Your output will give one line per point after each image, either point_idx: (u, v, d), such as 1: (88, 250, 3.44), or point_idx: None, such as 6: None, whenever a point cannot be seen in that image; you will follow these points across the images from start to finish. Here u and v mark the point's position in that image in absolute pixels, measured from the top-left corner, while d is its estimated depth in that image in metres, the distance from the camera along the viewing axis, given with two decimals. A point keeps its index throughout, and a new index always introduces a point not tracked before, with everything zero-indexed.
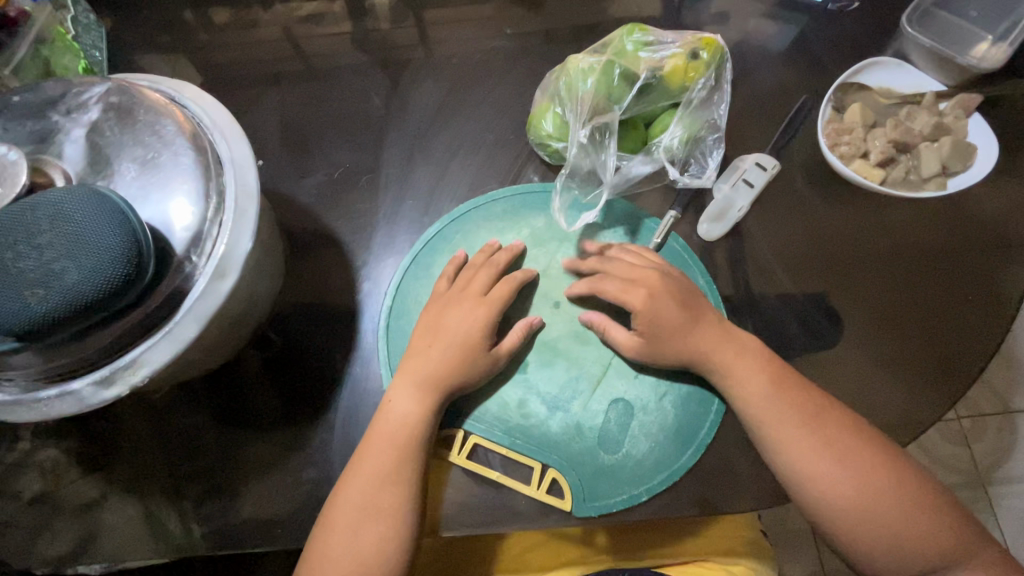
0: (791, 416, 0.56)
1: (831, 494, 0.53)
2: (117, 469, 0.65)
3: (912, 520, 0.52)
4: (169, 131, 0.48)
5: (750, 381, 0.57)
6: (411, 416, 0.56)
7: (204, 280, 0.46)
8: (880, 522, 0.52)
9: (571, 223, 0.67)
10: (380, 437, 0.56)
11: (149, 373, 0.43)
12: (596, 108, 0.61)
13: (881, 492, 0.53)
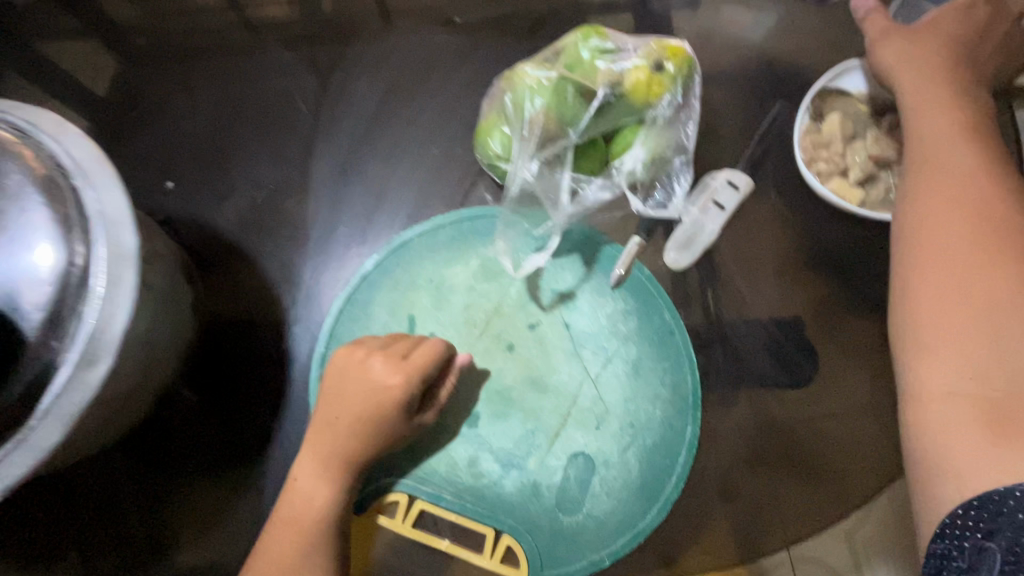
0: None
1: None
2: (20, 546, 0.57)
3: None
4: (14, 181, 0.40)
5: None
6: (342, 488, 0.50)
7: (67, 369, 0.37)
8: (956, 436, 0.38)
9: (517, 266, 0.60)
10: (308, 514, 0.49)
11: (3, 490, 0.36)
12: (547, 134, 0.53)
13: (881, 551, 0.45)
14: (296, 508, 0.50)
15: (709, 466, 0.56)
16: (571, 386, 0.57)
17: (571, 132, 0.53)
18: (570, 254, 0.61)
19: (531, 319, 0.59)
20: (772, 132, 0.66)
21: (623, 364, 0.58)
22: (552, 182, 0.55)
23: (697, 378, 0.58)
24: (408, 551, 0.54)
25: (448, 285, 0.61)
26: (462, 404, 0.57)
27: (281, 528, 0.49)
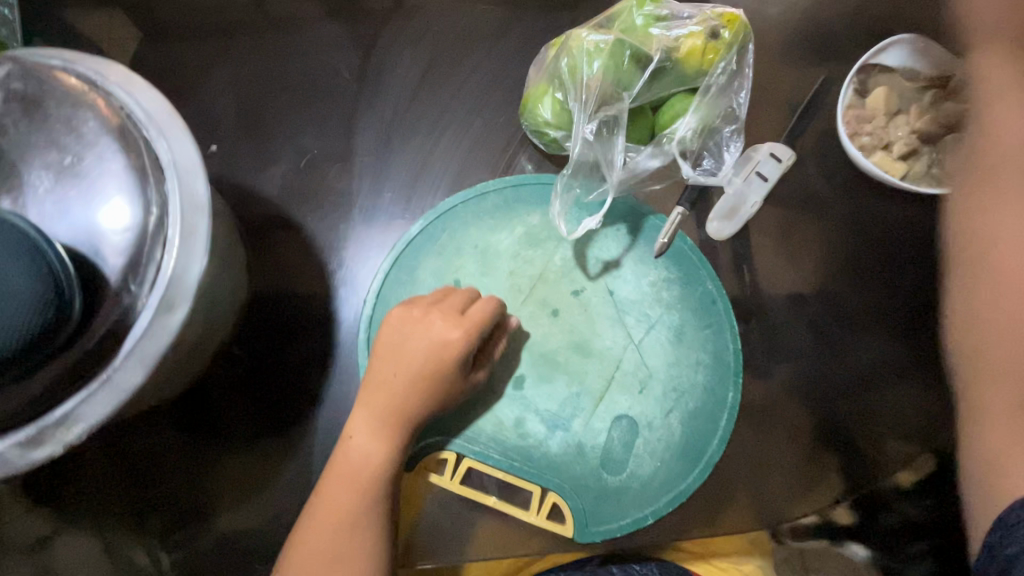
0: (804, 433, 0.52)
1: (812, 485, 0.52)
2: (71, 500, 0.59)
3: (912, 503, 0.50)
4: (91, 129, 0.39)
5: None
6: (396, 446, 0.51)
7: (149, 314, 0.38)
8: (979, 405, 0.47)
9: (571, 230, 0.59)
10: (359, 468, 0.50)
11: (89, 430, 0.37)
12: (603, 98, 0.53)
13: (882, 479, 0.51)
14: (346, 461, 0.50)
15: (747, 431, 0.57)
16: (615, 351, 0.58)
17: (627, 97, 0.54)
18: (617, 221, 0.61)
19: (575, 285, 0.60)
20: (818, 106, 0.65)
21: (665, 331, 0.59)
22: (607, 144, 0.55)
23: (738, 345, 0.59)
24: (455, 506, 0.55)
25: (493, 251, 0.62)
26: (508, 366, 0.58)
27: (332, 481, 0.50)
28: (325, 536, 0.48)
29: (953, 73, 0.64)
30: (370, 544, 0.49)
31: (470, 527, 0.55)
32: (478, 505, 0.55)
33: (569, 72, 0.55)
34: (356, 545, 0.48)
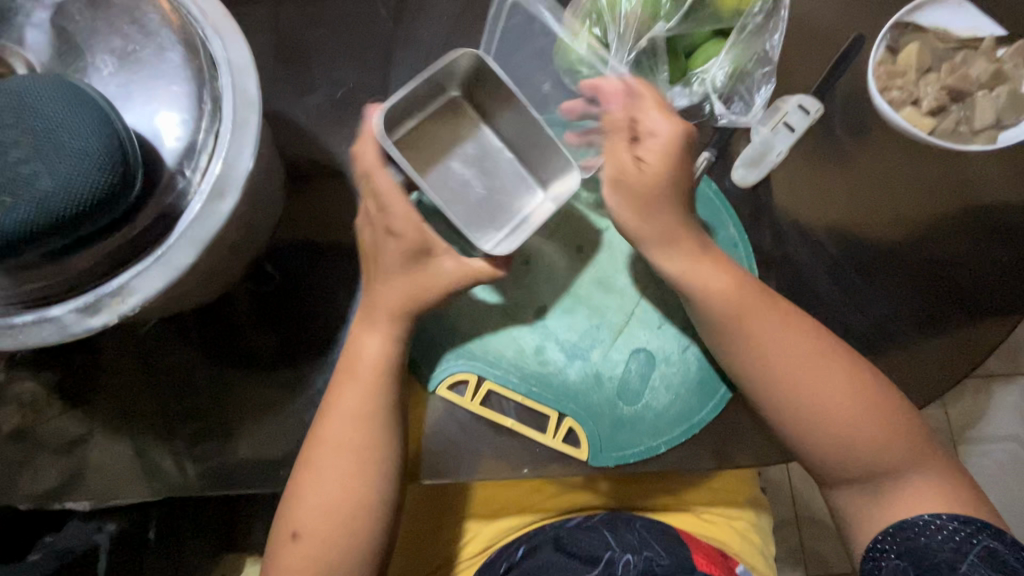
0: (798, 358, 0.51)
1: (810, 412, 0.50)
2: (104, 404, 0.61)
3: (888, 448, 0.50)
4: (152, 21, 0.41)
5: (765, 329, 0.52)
6: (399, 344, 0.53)
7: (200, 200, 0.40)
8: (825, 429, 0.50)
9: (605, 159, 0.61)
10: (367, 370, 0.52)
11: (140, 302, 0.38)
12: (639, 31, 0.57)
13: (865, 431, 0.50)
14: (356, 370, 0.52)
15: None
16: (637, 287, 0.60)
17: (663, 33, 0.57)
18: None
19: (600, 224, 0.61)
20: (849, 62, 0.66)
21: None
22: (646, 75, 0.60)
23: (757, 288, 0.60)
24: (474, 427, 0.57)
25: None
26: (531, 297, 0.60)
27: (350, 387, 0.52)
28: (340, 436, 0.51)
29: (983, 35, 0.65)
30: (381, 452, 0.51)
31: (487, 447, 0.57)
32: (496, 427, 0.57)
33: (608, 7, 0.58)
34: (375, 446, 0.51)
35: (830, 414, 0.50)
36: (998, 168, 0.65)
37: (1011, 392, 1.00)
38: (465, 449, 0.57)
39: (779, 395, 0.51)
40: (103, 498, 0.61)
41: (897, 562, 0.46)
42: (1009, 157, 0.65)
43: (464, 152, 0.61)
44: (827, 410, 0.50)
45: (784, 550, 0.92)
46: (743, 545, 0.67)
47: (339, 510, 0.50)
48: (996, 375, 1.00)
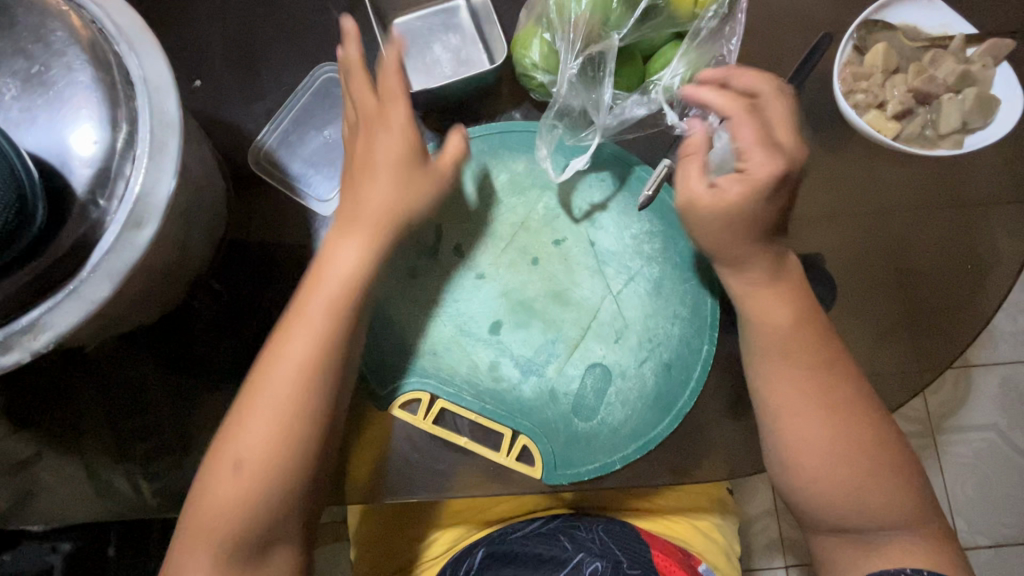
0: (812, 406, 0.50)
1: (808, 462, 0.50)
2: (53, 424, 0.60)
3: (889, 506, 0.49)
4: (58, 39, 0.39)
5: (787, 378, 0.51)
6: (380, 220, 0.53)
7: (116, 229, 0.38)
8: (824, 477, 0.50)
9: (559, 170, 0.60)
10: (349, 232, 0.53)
11: (55, 338, 0.37)
12: (590, 36, 0.54)
13: (865, 481, 0.49)
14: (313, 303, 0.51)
15: (720, 384, 0.58)
16: (593, 300, 0.59)
17: (614, 36, 0.54)
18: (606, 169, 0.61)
19: (556, 235, 0.60)
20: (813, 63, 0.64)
21: (645, 283, 0.59)
22: (591, 85, 0.56)
23: (717, 300, 0.58)
24: (428, 445, 0.56)
25: (476, 197, 0.61)
26: (485, 312, 0.58)
27: (305, 326, 0.50)
28: (294, 365, 0.50)
29: (953, 33, 0.63)
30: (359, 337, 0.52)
31: (442, 465, 0.56)
32: (451, 445, 0.56)
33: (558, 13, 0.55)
34: None
35: (816, 437, 0.50)
36: (957, 170, 0.64)
37: (990, 382, 1.00)
38: (419, 467, 0.56)
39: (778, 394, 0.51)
40: (56, 520, 0.60)
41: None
42: (974, 160, 0.64)
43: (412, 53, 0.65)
44: (813, 437, 0.50)
45: (763, 543, 0.93)
46: (707, 545, 0.67)
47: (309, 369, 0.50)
48: (976, 365, 1.00)
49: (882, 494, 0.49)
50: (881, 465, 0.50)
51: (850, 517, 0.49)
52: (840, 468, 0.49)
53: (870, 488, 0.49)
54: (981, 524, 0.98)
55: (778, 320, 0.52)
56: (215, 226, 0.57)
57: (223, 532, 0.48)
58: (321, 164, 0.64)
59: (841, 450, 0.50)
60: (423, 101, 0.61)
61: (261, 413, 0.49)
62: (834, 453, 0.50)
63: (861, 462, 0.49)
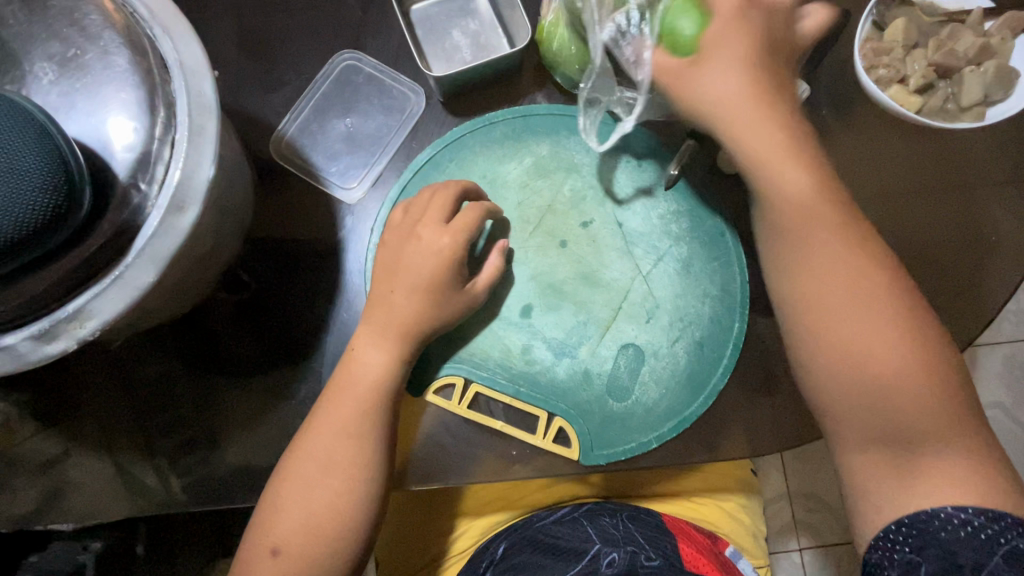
0: (876, 293, 0.45)
1: (855, 345, 0.45)
2: (81, 422, 0.59)
3: (945, 437, 0.42)
4: (94, 23, 0.38)
5: (839, 264, 0.46)
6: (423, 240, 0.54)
7: (158, 214, 0.38)
8: (870, 374, 0.44)
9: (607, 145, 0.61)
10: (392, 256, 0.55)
11: (100, 326, 0.37)
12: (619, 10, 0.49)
13: (922, 407, 0.43)
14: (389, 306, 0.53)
15: (752, 361, 0.58)
16: (622, 281, 0.59)
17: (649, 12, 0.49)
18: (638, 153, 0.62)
19: (584, 217, 0.61)
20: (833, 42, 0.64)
21: (674, 263, 0.60)
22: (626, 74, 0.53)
23: (746, 279, 0.59)
24: (462, 430, 0.56)
25: (502, 181, 0.62)
26: (516, 295, 0.59)
27: (381, 331, 0.52)
28: (376, 371, 0.51)
29: (970, 8, 0.63)
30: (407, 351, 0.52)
31: (478, 451, 0.56)
32: (485, 430, 0.56)
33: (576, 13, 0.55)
34: (361, 460, 0.49)
35: (864, 318, 0.45)
36: (974, 146, 0.65)
37: (997, 359, 1.01)
38: (455, 453, 0.56)
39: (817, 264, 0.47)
40: (85, 518, 0.59)
41: (910, 555, 0.41)
42: (989, 134, 0.65)
43: (439, 47, 0.65)
44: (870, 340, 0.44)
45: (778, 525, 0.93)
46: (732, 526, 0.68)
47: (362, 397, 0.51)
48: (981, 343, 1.01)
49: (935, 401, 0.43)
50: (951, 397, 0.43)
51: (894, 437, 0.43)
52: (883, 342, 0.44)
53: (925, 410, 0.43)
54: None
55: (823, 235, 0.47)
56: (241, 215, 0.56)
57: (296, 536, 0.47)
58: (342, 154, 0.63)
59: (902, 369, 0.43)
60: (446, 86, 0.61)
61: (337, 411, 0.50)
62: (890, 363, 0.44)
63: (920, 387, 0.43)
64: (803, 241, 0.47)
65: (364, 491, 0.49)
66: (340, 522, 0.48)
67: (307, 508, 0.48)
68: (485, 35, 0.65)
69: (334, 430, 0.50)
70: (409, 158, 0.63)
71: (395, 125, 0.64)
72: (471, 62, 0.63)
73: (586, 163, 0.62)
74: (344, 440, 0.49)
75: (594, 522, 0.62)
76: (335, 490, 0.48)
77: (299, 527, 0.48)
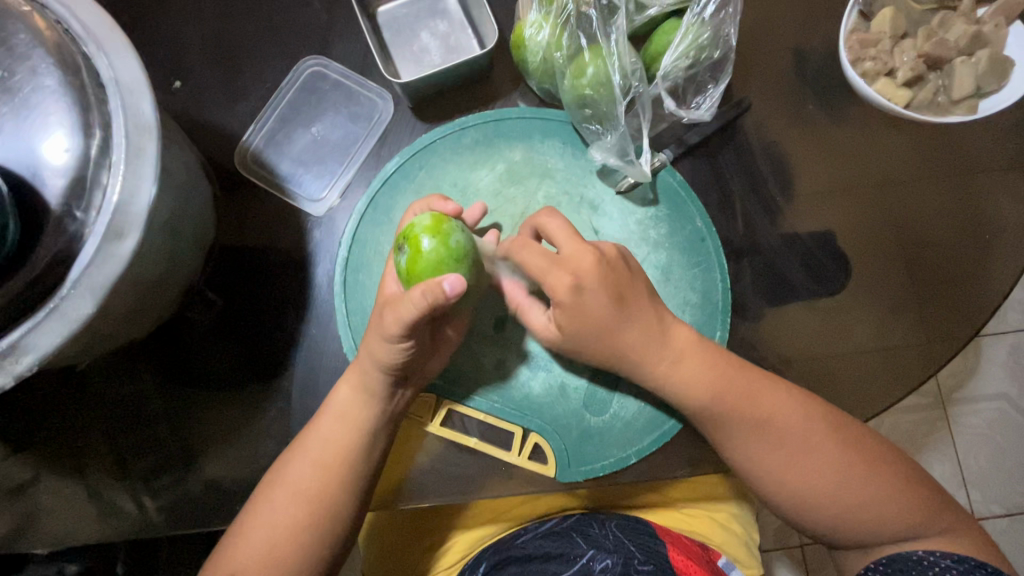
0: (843, 457, 0.48)
1: (814, 483, 0.48)
2: (50, 446, 0.58)
3: (888, 504, 0.47)
4: (22, 42, 0.36)
5: (806, 444, 0.48)
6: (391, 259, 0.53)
7: (95, 241, 0.36)
8: (834, 493, 0.47)
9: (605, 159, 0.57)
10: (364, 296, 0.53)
11: (38, 361, 0.35)
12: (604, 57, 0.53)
13: (867, 489, 0.47)
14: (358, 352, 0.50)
15: None
16: None
17: (627, 54, 0.53)
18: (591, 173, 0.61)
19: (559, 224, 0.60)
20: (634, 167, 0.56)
21: (652, 271, 0.60)
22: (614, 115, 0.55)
23: (728, 285, 0.58)
24: (436, 448, 0.55)
25: (474, 189, 0.61)
26: (492, 307, 0.58)
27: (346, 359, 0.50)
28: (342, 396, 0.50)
29: None
30: (375, 376, 0.49)
31: (451, 468, 0.54)
32: (460, 447, 0.55)
33: (556, 31, 0.53)
34: (329, 484, 0.48)
35: (854, 486, 0.47)
36: (967, 138, 0.62)
37: (1000, 351, 0.97)
38: (429, 472, 0.54)
39: (765, 417, 0.49)
40: (59, 543, 0.58)
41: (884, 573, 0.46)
42: (983, 125, 0.62)
43: (406, 49, 0.62)
44: (872, 498, 0.47)
45: (775, 527, 0.91)
46: (726, 539, 0.65)
47: (338, 422, 0.49)
48: (985, 334, 0.96)
49: (902, 514, 0.47)
50: (888, 481, 0.47)
51: (842, 534, 0.48)
52: (851, 499, 0.47)
53: (878, 504, 0.47)
54: (999, 495, 0.95)
55: (769, 389, 0.50)
56: (204, 231, 0.55)
57: (255, 568, 0.46)
58: (310, 165, 0.61)
59: (834, 465, 0.48)
60: (413, 91, 0.58)
61: (310, 447, 0.49)
62: (888, 509, 0.47)
63: (857, 486, 0.47)
64: (722, 370, 0.50)
65: (330, 515, 0.48)
66: (305, 560, 0.47)
67: (270, 542, 0.47)
68: (454, 34, 0.62)
69: (308, 465, 0.48)
70: (379, 167, 0.61)
71: (363, 132, 0.62)
72: (440, 64, 0.61)
73: (560, 168, 0.61)
74: (311, 470, 0.48)
75: (581, 530, 0.60)
76: (299, 517, 0.47)
77: (261, 565, 0.46)
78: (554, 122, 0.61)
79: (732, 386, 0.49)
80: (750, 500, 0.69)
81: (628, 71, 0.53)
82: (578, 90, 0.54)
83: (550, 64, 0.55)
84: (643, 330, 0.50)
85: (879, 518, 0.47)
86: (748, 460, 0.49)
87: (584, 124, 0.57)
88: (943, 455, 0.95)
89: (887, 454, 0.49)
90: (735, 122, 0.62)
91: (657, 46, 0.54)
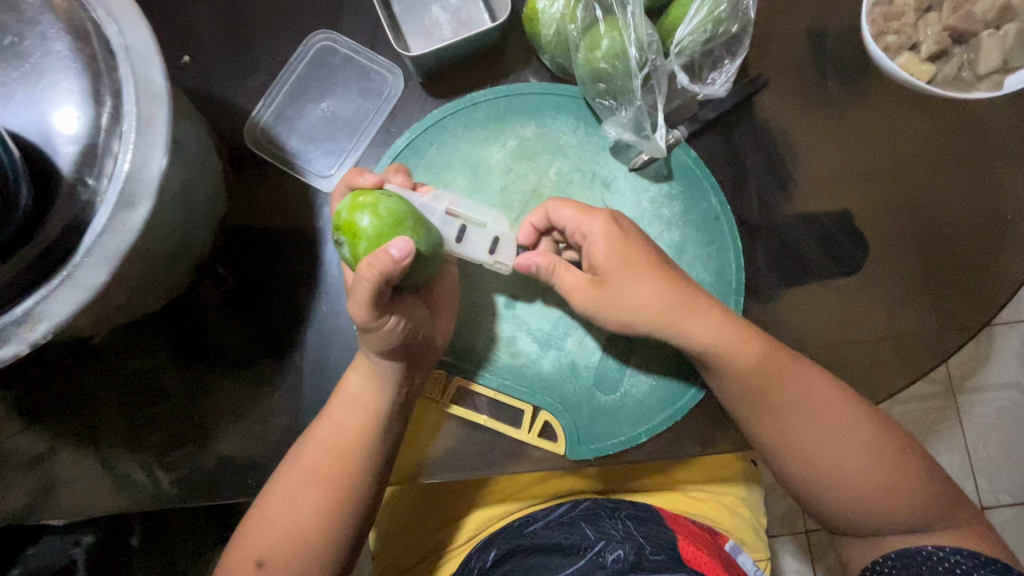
0: (869, 448, 0.47)
1: (841, 472, 0.47)
2: (65, 419, 0.59)
3: (914, 499, 0.46)
4: (32, 6, 0.36)
5: (831, 430, 0.48)
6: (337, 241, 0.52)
7: (107, 210, 0.36)
8: (861, 487, 0.47)
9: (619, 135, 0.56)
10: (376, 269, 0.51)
11: (52, 330, 0.35)
12: (619, 29, 0.51)
13: (894, 483, 0.46)
14: None
15: None
16: None
17: (645, 26, 0.52)
18: (605, 150, 0.60)
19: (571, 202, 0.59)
20: (650, 138, 0.55)
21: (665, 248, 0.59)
22: (626, 91, 0.54)
23: (742, 265, 0.58)
24: (446, 425, 0.55)
25: (484, 166, 0.60)
26: (502, 285, 0.57)
27: None
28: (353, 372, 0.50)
29: None
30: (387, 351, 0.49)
31: (462, 445, 0.54)
32: (470, 425, 0.55)
33: (570, 2, 0.52)
34: (340, 460, 0.48)
35: (882, 482, 0.46)
36: (989, 116, 0.61)
37: (1013, 339, 0.95)
38: (440, 449, 0.54)
39: (793, 398, 0.48)
40: (75, 514, 0.59)
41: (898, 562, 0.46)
42: (1006, 104, 0.61)
43: (415, 27, 0.61)
44: (899, 495, 0.46)
45: (781, 512, 0.91)
46: (733, 521, 0.65)
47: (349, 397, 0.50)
48: (998, 322, 0.95)
49: (925, 509, 0.46)
50: (913, 475, 0.47)
51: (864, 526, 0.47)
52: (885, 505, 0.46)
53: (907, 501, 0.46)
54: (1007, 483, 0.94)
55: (790, 366, 0.49)
56: (215, 206, 0.54)
57: (270, 538, 0.47)
58: (319, 141, 0.61)
59: (863, 456, 0.47)
60: (424, 67, 0.58)
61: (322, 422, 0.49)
62: (912, 504, 0.46)
63: (883, 479, 0.46)
64: (746, 352, 0.49)
65: (342, 490, 0.48)
66: (318, 534, 0.47)
67: (287, 512, 0.47)
68: (465, 10, 0.61)
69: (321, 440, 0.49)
70: (388, 143, 0.61)
71: (372, 108, 0.61)
72: (451, 38, 0.60)
73: (572, 144, 0.60)
74: (323, 444, 0.48)
75: (591, 522, 0.59)
76: (311, 491, 0.47)
77: (274, 541, 0.47)
78: (567, 97, 0.60)
79: (752, 365, 0.48)
80: (755, 482, 0.69)
81: (644, 43, 0.52)
82: (592, 64, 0.53)
83: (564, 37, 0.54)
84: (660, 307, 0.49)
85: (904, 513, 0.46)
86: (774, 443, 0.49)
87: (597, 99, 0.56)
88: (952, 443, 0.94)
89: (912, 444, 0.48)
90: (752, 98, 0.60)
91: (674, 18, 0.53)
